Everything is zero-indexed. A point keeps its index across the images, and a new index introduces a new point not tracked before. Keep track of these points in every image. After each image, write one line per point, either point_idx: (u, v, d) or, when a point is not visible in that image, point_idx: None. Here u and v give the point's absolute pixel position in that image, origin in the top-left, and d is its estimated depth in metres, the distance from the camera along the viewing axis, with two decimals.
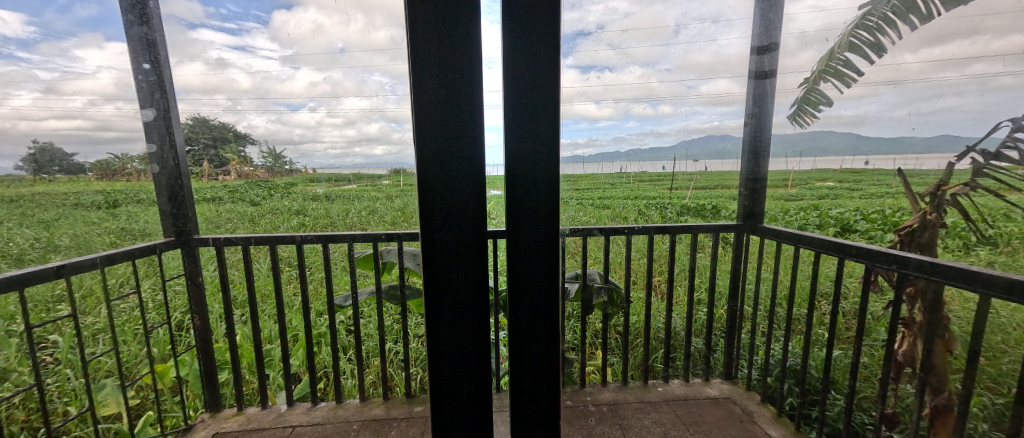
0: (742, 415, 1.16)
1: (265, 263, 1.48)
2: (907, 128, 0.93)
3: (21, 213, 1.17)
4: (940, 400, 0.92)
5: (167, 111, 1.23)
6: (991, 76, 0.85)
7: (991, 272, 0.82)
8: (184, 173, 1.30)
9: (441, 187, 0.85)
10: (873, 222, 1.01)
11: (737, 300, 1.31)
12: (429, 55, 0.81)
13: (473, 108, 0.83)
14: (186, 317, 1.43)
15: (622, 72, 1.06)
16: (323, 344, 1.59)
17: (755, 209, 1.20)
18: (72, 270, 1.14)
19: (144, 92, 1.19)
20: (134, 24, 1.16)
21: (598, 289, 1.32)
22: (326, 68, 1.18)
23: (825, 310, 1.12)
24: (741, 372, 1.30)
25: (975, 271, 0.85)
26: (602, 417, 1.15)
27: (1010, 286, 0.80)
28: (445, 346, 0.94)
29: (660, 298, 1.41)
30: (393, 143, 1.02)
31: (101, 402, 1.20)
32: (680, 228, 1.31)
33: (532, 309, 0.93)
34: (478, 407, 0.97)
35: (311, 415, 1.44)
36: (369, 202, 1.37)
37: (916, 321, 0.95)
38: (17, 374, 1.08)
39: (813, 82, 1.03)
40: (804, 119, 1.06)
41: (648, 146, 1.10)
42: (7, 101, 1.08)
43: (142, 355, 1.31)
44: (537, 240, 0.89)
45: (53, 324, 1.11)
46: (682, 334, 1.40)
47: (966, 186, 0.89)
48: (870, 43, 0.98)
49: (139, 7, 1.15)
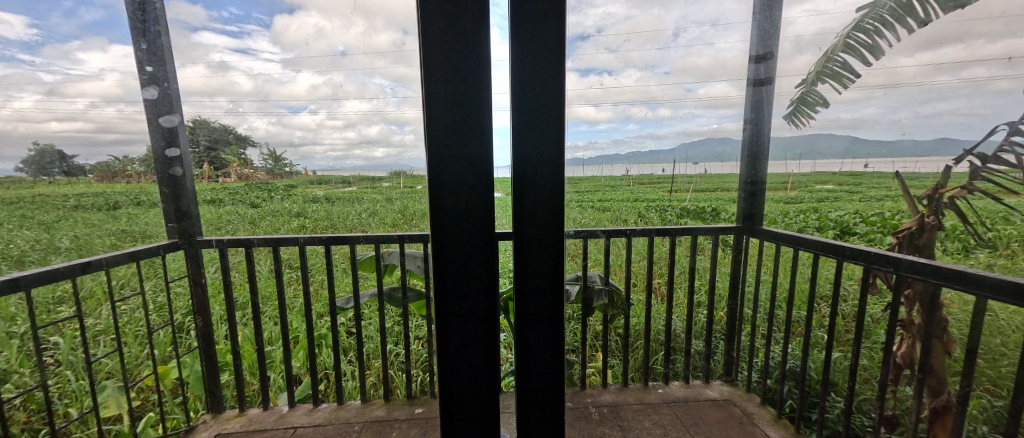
0: (742, 417, 1.19)
1: (265, 265, 1.49)
2: (897, 133, 0.95)
3: (21, 215, 1.15)
4: (939, 402, 0.93)
5: (173, 114, 1.20)
6: (987, 80, 0.88)
7: (984, 273, 0.85)
8: (185, 176, 1.29)
9: (449, 192, 0.86)
10: (873, 225, 1.01)
11: (738, 301, 1.30)
12: (438, 61, 0.82)
13: (481, 113, 0.83)
14: (187, 319, 1.41)
15: (622, 75, 1.06)
16: (324, 345, 1.56)
17: (755, 211, 1.17)
18: (95, 271, 1.21)
19: (166, 99, 1.19)
20: (162, 34, 1.16)
21: (598, 291, 1.30)
22: (327, 71, 1.17)
23: (824, 312, 1.11)
24: (741, 375, 1.27)
25: (969, 273, 0.87)
26: (603, 419, 1.17)
27: (995, 286, 0.83)
28: (453, 348, 0.94)
29: (660, 300, 1.42)
30: (393, 146, 1.04)
31: (101, 403, 1.22)
32: (680, 230, 1.30)
33: (539, 314, 0.94)
34: (485, 406, 0.98)
35: (311, 417, 1.44)
36: (370, 204, 1.35)
37: (914, 323, 0.94)
38: (19, 375, 1.09)
39: (810, 83, 1.02)
40: (800, 120, 1.05)
41: (648, 149, 1.11)
42: (9, 102, 1.09)
43: (143, 356, 1.33)
44: (540, 242, 0.90)
45: (54, 325, 1.14)
46: (683, 337, 1.40)
47: (964, 189, 0.90)
48: (867, 45, 0.96)
49: (156, 11, 1.15)
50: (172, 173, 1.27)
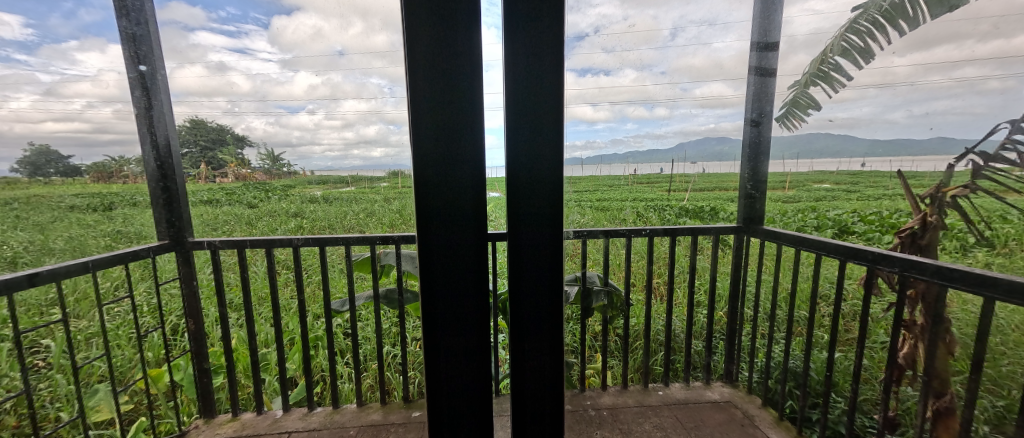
0: (742, 419, 1.14)
1: (261, 267, 1.48)
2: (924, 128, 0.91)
3: (15, 216, 1.15)
4: (943, 404, 0.91)
5: (150, 111, 1.19)
6: (980, 80, 0.86)
7: (1003, 276, 0.80)
8: (145, 173, 1.26)
9: (435, 191, 0.85)
10: (871, 224, 1.03)
11: (738, 305, 1.33)
12: (424, 59, 0.81)
13: (474, 112, 0.83)
14: (181, 321, 1.41)
15: (618, 75, 1.06)
16: (321, 347, 1.60)
17: (755, 212, 1.22)
18: (45, 280, 1.10)
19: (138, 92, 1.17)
20: (132, 26, 1.15)
21: (598, 292, 1.28)
22: (324, 71, 1.17)
23: (824, 312, 1.13)
24: (742, 375, 1.30)
25: (986, 275, 0.82)
26: (602, 422, 1.11)
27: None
28: (442, 345, 0.93)
29: (660, 300, 1.44)
30: (392, 146, 1.01)
31: (92, 407, 1.17)
32: (688, 230, 1.32)
33: (534, 317, 0.93)
34: (480, 410, 0.96)
35: (306, 421, 1.40)
36: (367, 204, 1.32)
37: (917, 323, 0.94)
38: (8, 379, 1.06)
39: (803, 85, 1.05)
40: (791, 123, 1.09)
41: (646, 148, 1.10)
42: (6, 103, 1.08)
43: (136, 360, 1.29)
44: (539, 242, 0.89)
45: (46, 328, 1.10)
46: (682, 337, 1.43)
47: (966, 188, 0.89)
48: (860, 48, 0.99)
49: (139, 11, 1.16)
50: (135, 170, 1.25)
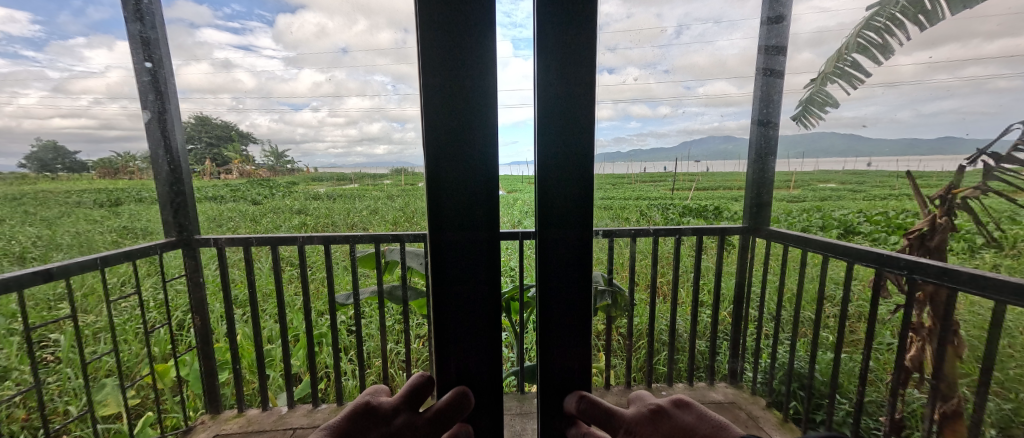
0: (747, 421, 1.18)
1: (265, 263, 1.49)
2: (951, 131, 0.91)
3: (24, 211, 1.16)
4: (949, 407, 0.93)
5: (164, 113, 1.21)
6: (986, 79, 0.88)
7: (1002, 277, 0.82)
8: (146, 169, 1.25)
9: (452, 184, 0.85)
10: (877, 224, 1.00)
11: (741, 306, 1.22)
12: (434, 58, 0.81)
13: (483, 111, 0.83)
14: (187, 317, 1.37)
15: (622, 73, 1.02)
16: (324, 344, 1.53)
17: (761, 216, 1.14)
18: (61, 277, 1.14)
19: (152, 87, 1.17)
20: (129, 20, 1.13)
21: (602, 293, 1.15)
22: (327, 69, 1.18)
23: (830, 313, 1.08)
24: (747, 376, 1.25)
25: (986, 276, 0.84)
26: None
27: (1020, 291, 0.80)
28: (453, 343, 0.93)
29: (663, 300, 1.29)
30: (394, 144, 1.04)
31: (100, 402, 1.19)
32: (713, 229, 1.19)
33: (557, 317, 0.95)
34: (490, 413, 0.97)
35: (311, 417, 1.40)
36: (370, 202, 1.37)
37: (925, 326, 0.91)
38: (19, 373, 1.07)
39: (820, 83, 1.01)
40: (809, 121, 1.05)
41: (648, 146, 1.15)
42: (15, 99, 1.09)
43: (143, 354, 1.27)
44: (553, 239, 0.91)
45: (54, 323, 1.11)
46: (687, 337, 1.29)
47: (977, 190, 0.90)
48: (878, 44, 0.97)
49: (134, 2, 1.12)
50: (137, 165, 1.24)
